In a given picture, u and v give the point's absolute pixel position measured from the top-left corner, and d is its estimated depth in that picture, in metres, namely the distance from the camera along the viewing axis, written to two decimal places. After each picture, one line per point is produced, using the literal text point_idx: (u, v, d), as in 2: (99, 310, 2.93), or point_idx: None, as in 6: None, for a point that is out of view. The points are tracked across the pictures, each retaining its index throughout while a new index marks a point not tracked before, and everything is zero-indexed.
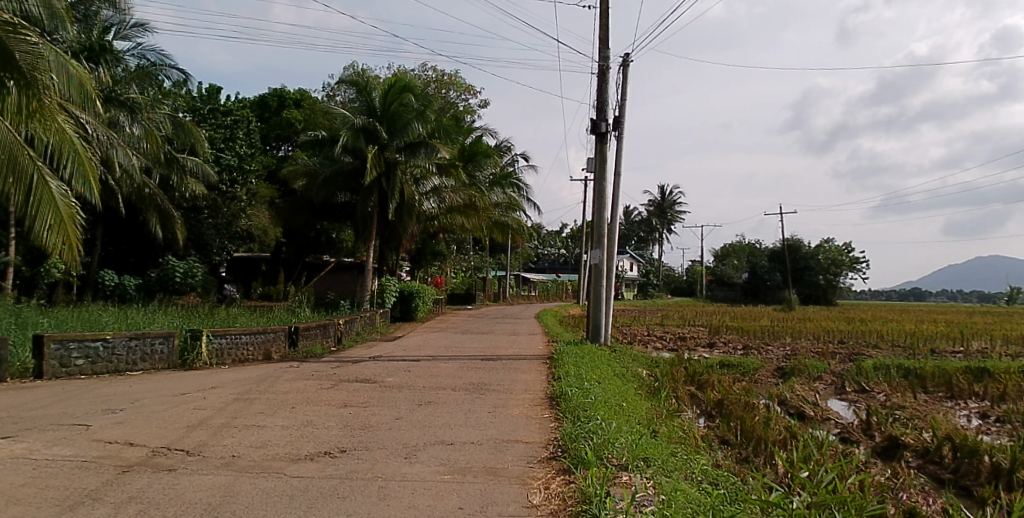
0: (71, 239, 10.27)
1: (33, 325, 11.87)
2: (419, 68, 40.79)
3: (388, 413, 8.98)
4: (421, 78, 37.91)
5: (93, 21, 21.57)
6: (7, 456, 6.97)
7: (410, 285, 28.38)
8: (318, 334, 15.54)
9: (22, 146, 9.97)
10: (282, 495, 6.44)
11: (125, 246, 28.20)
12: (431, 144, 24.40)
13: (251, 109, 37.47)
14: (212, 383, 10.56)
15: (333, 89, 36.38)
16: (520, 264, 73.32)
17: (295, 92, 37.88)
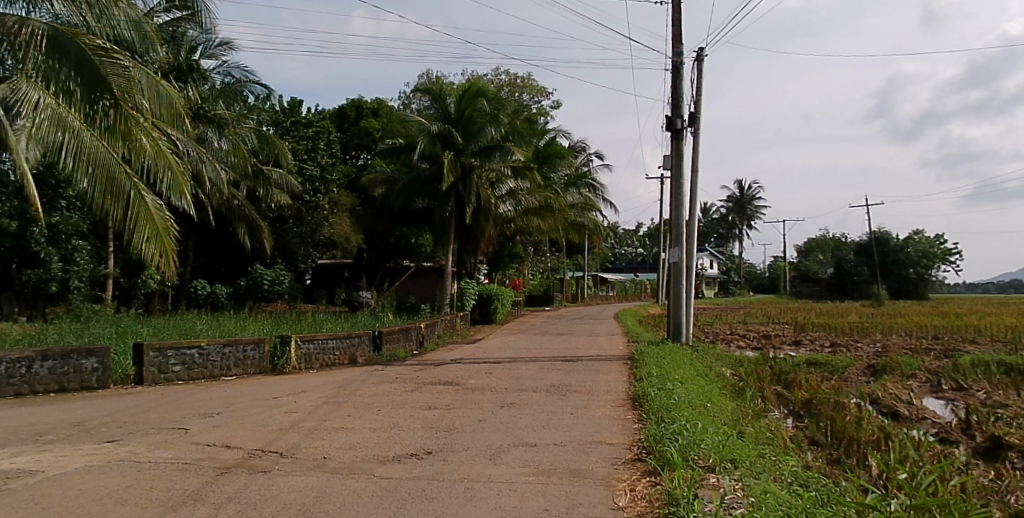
0: (168, 249, 10.77)
1: (134, 334, 12.47)
2: (491, 73, 41.25)
3: (472, 415, 9.05)
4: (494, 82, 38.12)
5: (180, 40, 22.46)
6: (113, 459, 7.35)
7: (488, 288, 28.61)
8: (401, 337, 15.84)
9: (120, 165, 10.51)
10: (372, 496, 6.57)
11: (215, 257, 29.37)
12: (504, 147, 24.60)
13: (330, 120, 38.41)
14: (301, 387, 10.86)
15: (408, 97, 37.07)
16: (598, 264, 72.97)
17: (372, 102, 38.71)
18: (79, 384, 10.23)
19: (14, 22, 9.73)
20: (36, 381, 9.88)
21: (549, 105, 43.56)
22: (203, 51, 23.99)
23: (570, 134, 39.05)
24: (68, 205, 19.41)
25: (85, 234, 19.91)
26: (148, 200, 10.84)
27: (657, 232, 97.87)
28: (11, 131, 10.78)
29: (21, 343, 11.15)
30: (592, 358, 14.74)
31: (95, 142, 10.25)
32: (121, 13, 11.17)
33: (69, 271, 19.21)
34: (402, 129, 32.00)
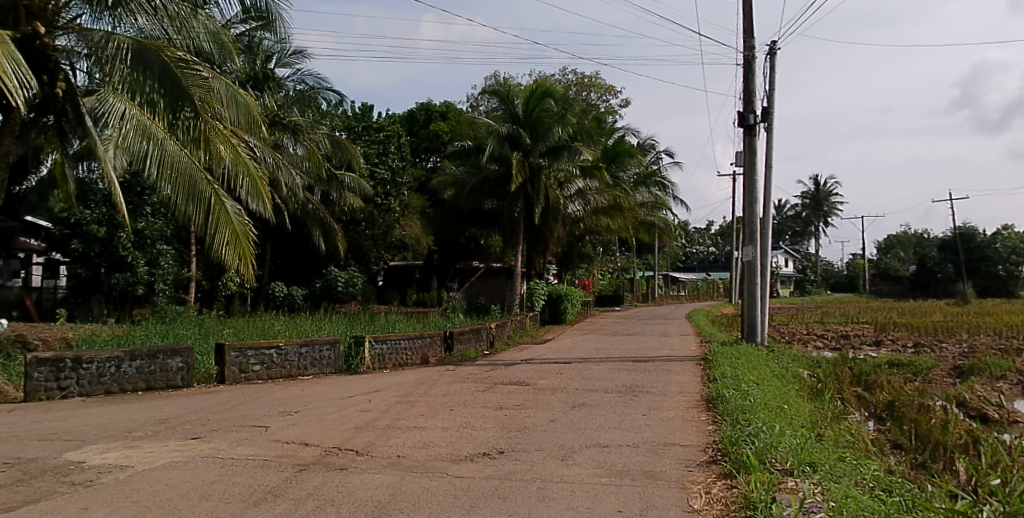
0: (246, 253, 11.09)
1: (216, 335, 12.97)
2: (559, 73, 41.28)
3: (543, 416, 9.04)
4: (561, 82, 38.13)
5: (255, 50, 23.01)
6: (198, 456, 7.63)
7: (558, 288, 28.58)
8: (471, 338, 15.97)
9: (201, 172, 10.92)
10: (446, 494, 6.64)
11: (291, 259, 30.16)
12: (573, 147, 24.53)
13: (400, 124, 39.07)
14: (375, 386, 11.06)
15: (477, 99, 37.43)
16: (669, 264, 72.11)
17: (441, 105, 39.19)
18: (165, 383, 10.64)
19: (102, 37, 10.26)
20: (125, 380, 10.32)
21: (617, 104, 43.34)
22: (279, 59, 24.58)
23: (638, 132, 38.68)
24: (152, 211, 20.21)
25: (168, 238, 20.70)
26: (228, 205, 11.19)
27: (728, 231, 96.13)
28: (101, 143, 11.32)
29: (111, 344, 11.64)
30: (664, 358, 14.56)
31: (177, 150, 10.74)
32: (200, 25, 11.60)
33: (155, 274, 20.07)
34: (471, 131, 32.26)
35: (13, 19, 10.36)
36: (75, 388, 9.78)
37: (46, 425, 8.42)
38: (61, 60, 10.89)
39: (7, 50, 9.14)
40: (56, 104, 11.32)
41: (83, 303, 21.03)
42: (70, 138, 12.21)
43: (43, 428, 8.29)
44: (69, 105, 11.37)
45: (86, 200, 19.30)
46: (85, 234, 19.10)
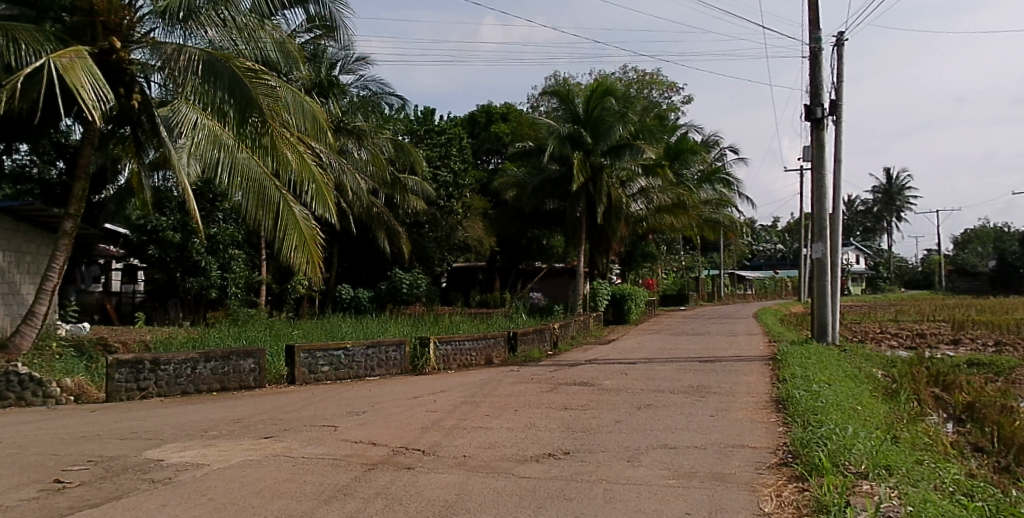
0: (313, 257, 11.29)
1: (286, 335, 13.36)
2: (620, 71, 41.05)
3: (609, 416, 8.98)
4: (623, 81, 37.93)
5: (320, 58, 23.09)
6: (271, 455, 7.84)
7: (622, 288, 28.40)
8: (535, 338, 16.01)
9: (270, 179, 11.22)
10: (512, 495, 6.67)
11: (358, 262, 30.68)
12: (635, 146, 24.29)
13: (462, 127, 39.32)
14: (440, 386, 11.16)
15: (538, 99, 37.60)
16: (735, 261, 70.91)
17: (501, 106, 39.46)
18: (238, 383, 10.96)
19: (174, 49, 10.71)
20: (200, 381, 10.66)
21: (679, 101, 42.92)
22: (342, 66, 24.82)
23: (702, 129, 38.07)
24: (224, 217, 20.86)
25: (240, 243, 21.24)
26: (295, 210, 11.44)
27: (795, 227, 93.92)
28: (175, 152, 11.72)
29: (188, 346, 12.07)
30: (731, 358, 14.31)
31: (247, 158, 11.07)
32: (267, 35, 11.92)
33: (227, 278, 20.60)
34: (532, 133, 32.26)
35: (92, 35, 10.92)
36: (154, 389, 10.15)
37: (127, 424, 8.76)
38: (136, 73, 11.37)
39: (86, 65, 9.58)
40: (132, 115, 11.76)
41: (160, 307, 22.12)
42: (144, 148, 12.66)
43: (125, 427, 8.63)
44: (145, 115, 11.84)
45: (161, 207, 20.06)
46: (161, 240, 19.94)
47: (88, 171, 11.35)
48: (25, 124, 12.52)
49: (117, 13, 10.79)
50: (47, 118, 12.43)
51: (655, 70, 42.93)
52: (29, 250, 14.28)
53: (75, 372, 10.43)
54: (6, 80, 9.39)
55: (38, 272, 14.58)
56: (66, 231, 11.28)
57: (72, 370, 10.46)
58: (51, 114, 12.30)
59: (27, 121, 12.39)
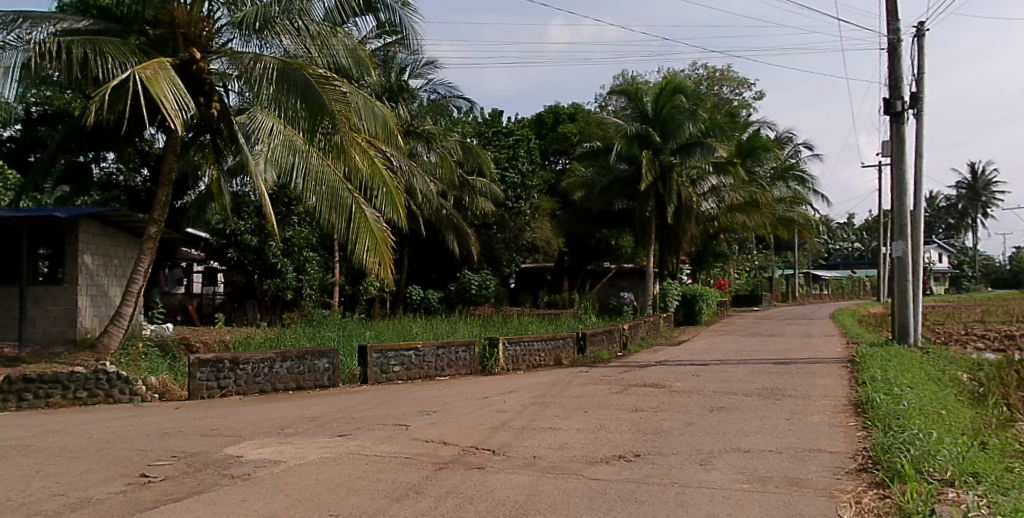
0: (385, 259, 11.45)
1: (358, 335, 13.62)
2: (689, 69, 40.56)
3: (680, 419, 8.84)
4: (693, 78, 37.45)
5: (390, 63, 23.42)
6: (345, 453, 8.00)
7: (692, 288, 27.99)
8: (604, 339, 15.91)
9: (343, 183, 11.46)
10: (583, 496, 6.66)
11: (427, 263, 30.83)
12: (706, 144, 23.90)
13: (529, 128, 39.45)
14: (509, 387, 11.19)
15: (606, 99, 37.62)
16: (811, 261, 68.95)
17: (569, 107, 39.60)
18: (313, 382, 11.22)
19: (251, 59, 11.11)
20: (277, 380, 10.95)
21: (751, 97, 42.20)
22: (412, 71, 25.17)
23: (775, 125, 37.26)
24: (299, 221, 21.43)
25: (314, 246, 21.87)
26: (367, 213, 11.65)
27: (873, 225, 90.89)
28: (251, 157, 12.13)
29: (264, 346, 12.44)
30: (807, 360, 13.94)
31: (320, 163, 11.31)
32: (339, 42, 12.13)
33: (302, 280, 21.09)
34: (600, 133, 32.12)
35: (174, 46, 11.42)
36: (233, 387, 10.49)
37: (208, 421, 9.07)
38: (214, 83, 11.77)
39: (168, 76, 9.96)
40: (212, 124, 12.21)
41: (239, 308, 22.62)
42: (223, 154, 13.09)
43: (206, 424, 8.94)
44: (224, 124, 12.23)
45: (239, 212, 20.67)
46: (239, 244, 20.58)
47: (171, 178, 11.82)
48: (112, 134, 13.09)
49: (196, 25, 11.24)
50: (133, 128, 12.98)
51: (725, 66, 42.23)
52: (117, 255, 14.91)
53: (160, 370, 10.83)
54: (95, 93, 9.88)
55: (124, 274, 15.24)
56: (150, 235, 11.80)
57: (157, 368, 10.88)
58: (136, 124, 12.84)
59: (115, 131, 12.96)
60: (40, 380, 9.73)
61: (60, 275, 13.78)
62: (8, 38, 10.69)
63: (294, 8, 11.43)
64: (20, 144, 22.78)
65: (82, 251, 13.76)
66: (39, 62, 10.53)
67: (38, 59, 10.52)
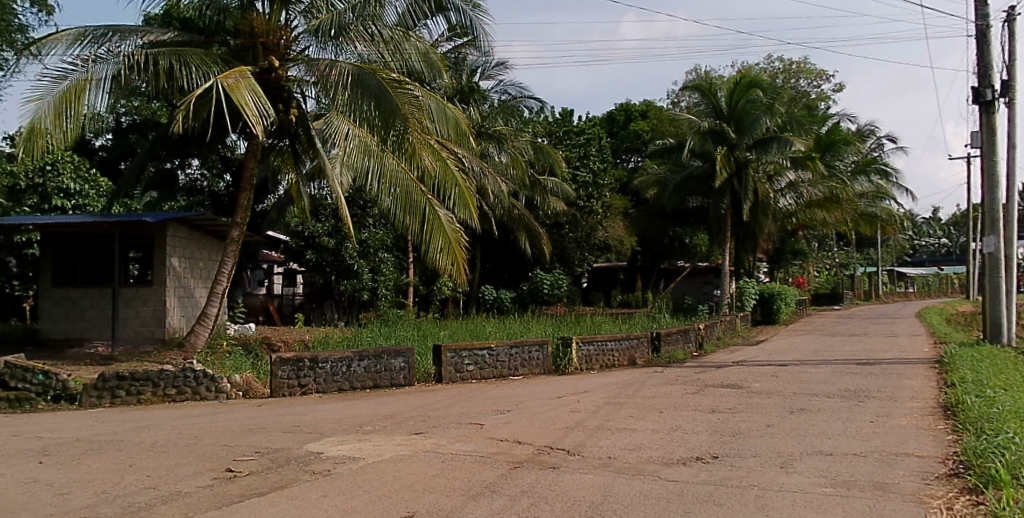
0: (459, 261, 11.48)
1: (433, 335, 13.81)
2: (764, 62, 39.75)
3: (759, 420, 8.66)
4: (768, 72, 36.66)
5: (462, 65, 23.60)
6: (421, 450, 8.12)
7: (770, 287, 27.41)
8: (680, 339, 15.75)
9: (416, 184, 11.71)
10: (660, 497, 6.60)
11: (499, 263, 31.01)
12: (783, 138, 23.55)
13: (601, 126, 39.57)
14: (583, 387, 11.15)
15: (677, 95, 37.35)
16: (895, 258, 66.41)
17: (641, 104, 39.30)
18: (389, 381, 11.42)
19: (327, 65, 11.47)
20: (355, 378, 11.19)
21: (830, 89, 41.07)
22: (482, 72, 25.33)
23: (855, 117, 36.07)
24: (374, 222, 21.79)
25: (389, 247, 22.24)
26: (441, 213, 11.80)
27: (960, 219, 86.88)
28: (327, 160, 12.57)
29: (343, 346, 12.69)
30: (893, 361, 13.46)
31: (394, 166, 11.63)
32: (412, 45, 12.20)
33: (378, 281, 21.51)
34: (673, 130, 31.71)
35: (253, 55, 11.92)
36: (313, 385, 10.76)
37: (290, 418, 9.33)
38: (293, 89, 12.26)
39: (249, 84, 10.29)
40: (290, 129, 12.61)
41: (318, 308, 23.23)
42: (302, 158, 13.47)
43: (289, 421, 9.22)
44: (302, 129, 12.67)
45: (317, 215, 21.25)
46: (318, 246, 21.13)
47: (252, 183, 12.22)
48: (197, 142, 13.56)
49: (275, 33, 11.85)
50: (218, 136, 13.44)
51: (802, 58, 41.15)
52: (202, 257, 15.54)
53: (243, 368, 11.19)
54: (181, 102, 10.27)
55: (209, 276, 15.83)
56: (233, 238, 12.21)
57: (241, 366, 11.23)
58: (220, 132, 13.32)
59: (201, 139, 13.40)
60: (132, 378, 10.20)
61: (150, 277, 14.40)
62: (99, 52, 11.25)
63: (367, 14, 11.70)
64: (111, 153, 23.98)
65: (169, 254, 14.35)
66: (128, 74, 11.13)
67: (127, 72, 11.12)
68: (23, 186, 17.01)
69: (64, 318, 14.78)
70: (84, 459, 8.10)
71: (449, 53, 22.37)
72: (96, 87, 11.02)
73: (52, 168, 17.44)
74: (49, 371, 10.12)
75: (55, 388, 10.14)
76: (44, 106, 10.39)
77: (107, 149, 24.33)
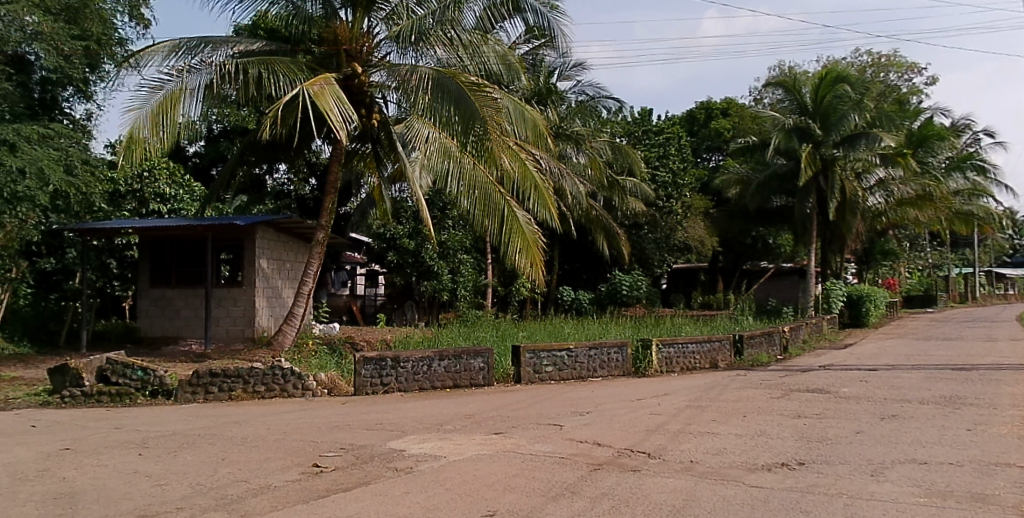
0: (536, 261, 11.62)
1: (513, 335, 13.92)
2: (852, 56, 38.59)
3: (848, 427, 8.41)
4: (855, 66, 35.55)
5: (539, 66, 23.73)
6: (501, 450, 8.19)
7: (859, 288, 26.43)
8: (763, 342, 15.48)
9: (495, 186, 11.82)
10: (744, 504, 6.49)
11: (577, 264, 30.97)
12: (872, 134, 22.79)
13: (681, 125, 39.38)
14: (663, 389, 11.06)
15: (760, 92, 36.78)
16: (992, 258, 63.20)
17: (722, 102, 39.00)
18: (469, 381, 11.57)
19: (408, 70, 11.64)
20: (435, 377, 11.38)
21: (923, 82, 39.57)
22: (560, 73, 25.37)
23: (951, 111, 34.60)
24: (454, 224, 22.07)
25: (468, 248, 22.52)
26: (519, 214, 11.92)
27: None
28: (408, 164, 12.86)
29: (424, 346, 12.92)
30: (993, 367, 12.87)
31: (473, 167, 11.73)
32: (490, 48, 12.41)
33: (457, 281, 21.93)
34: (756, 128, 31.02)
35: (337, 62, 12.36)
36: (395, 384, 11.00)
37: (374, 416, 9.56)
38: (374, 95, 12.61)
39: (333, 91, 10.61)
40: (372, 133, 13.02)
41: (399, 308, 23.58)
42: (383, 162, 13.77)
43: (372, 419, 9.45)
44: (384, 133, 13.11)
45: (398, 216, 21.53)
46: (398, 247, 21.55)
47: (336, 187, 12.58)
48: (285, 147, 14.08)
49: (358, 41, 12.24)
50: (304, 141, 13.84)
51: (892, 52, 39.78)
52: (289, 259, 16.07)
53: (328, 367, 11.53)
54: (270, 108, 10.67)
55: (295, 277, 16.37)
56: (318, 240, 12.58)
57: (326, 365, 11.57)
58: (306, 137, 13.75)
59: (288, 144, 13.84)
60: (224, 375, 10.63)
61: (239, 278, 14.96)
62: (193, 62, 11.77)
63: (447, 19, 11.98)
64: (204, 159, 25.12)
65: (258, 256, 14.89)
66: (220, 82, 11.62)
67: (219, 80, 11.60)
68: (122, 191, 17.95)
69: (159, 317, 15.49)
70: (180, 451, 8.47)
71: (526, 55, 22.49)
72: (191, 96, 11.54)
73: (150, 174, 18.30)
74: (147, 367, 10.63)
75: (152, 384, 10.65)
76: (143, 116, 10.93)
77: (200, 155, 25.41)
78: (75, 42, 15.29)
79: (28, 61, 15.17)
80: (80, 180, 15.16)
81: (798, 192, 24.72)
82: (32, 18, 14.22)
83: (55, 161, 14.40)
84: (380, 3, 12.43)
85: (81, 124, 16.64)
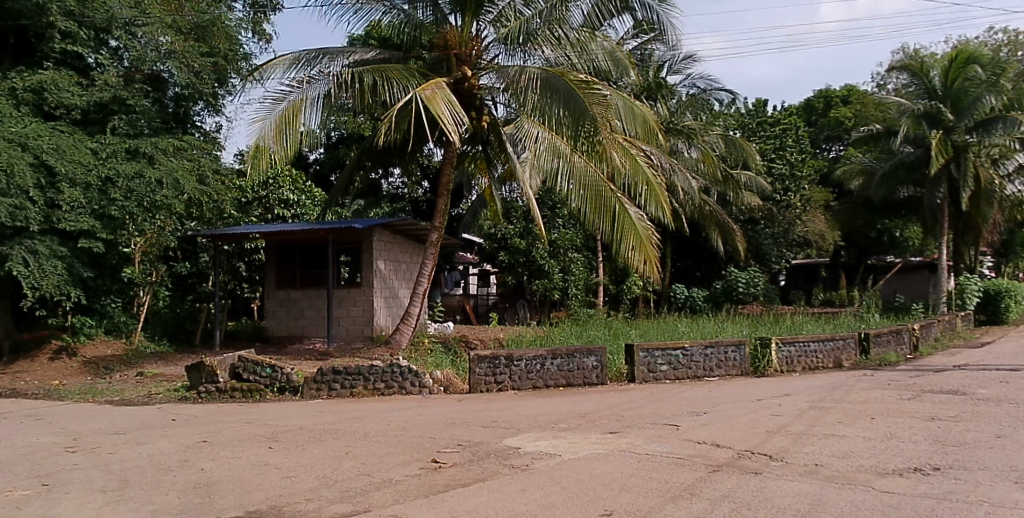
0: (651, 258, 11.58)
1: (626, 335, 13.83)
2: (986, 35, 36.11)
3: (988, 430, 7.91)
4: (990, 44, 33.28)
5: (648, 61, 23.49)
6: (617, 450, 8.17)
7: (997, 283, 24.77)
8: (892, 341, 14.77)
9: (607, 183, 11.82)
10: (874, 509, 6.21)
11: (690, 262, 30.51)
12: (1010, 117, 21.23)
13: (798, 116, 38.10)
14: (784, 389, 10.73)
15: (884, 77, 35.10)
16: None
17: (841, 89, 37.51)
18: (583, 380, 11.59)
19: (516, 72, 11.74)
20: (549, 376, 11.48)
21: None
22: (669, 67, 24.86)
23: None
24: (564, 222, 22.31)
25: (580, 246, 22.73)
26: (632, 212, 11.84)
27: None
28: (519, 165, 13.05)
29: (537, 345, 13.05)
30: None
31: (584, 165, 11.75)
32: (598, 46, 12.45)
33: (568, 280, 22.00)
34: (879, 115, 29.56)
35: (448, 66, 12.70)
36: (509, 383, 11.15)
37: (490, 414, 9.73)
38: (484, 97, 12.90)
39: (444, 94, 10.88)
40: (482, 135, 13.24)
41: (510, 307, 23.72)
42: (494, 163, 13.99)
43: (488, 416, 9.62)
44: (494, 134, 13.36)
45: (509, 216, 21.87)
46: (509, 247, 21.77)
47: (449, 188, 12.85)
48: (400, 152, 14.45)
49: (467, 44, 12.54)
50: (418, 145, 14.19)
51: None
52: (404, 259, 16.58)
53: (444, 365, 11.83)
54: (386, 115, 11.09)
55: (410, 278, 16.86)
56: (432, 241, 12.89)
57: (442, 363, 11.87)
58: (419, 141, 14.11)
59: (403, 148, 14.23)
60: (345, 372, 11.10)
61: (358, 278, 15.53)
62: (313, 73, 12.28)
63: (556, 18, 12.18)
64: (323, 166, 26.26)
65: (374, 257, 15.41)
66: (338, 91, 12.10)
67: (337, 89, 12.11)
68: (249, 198, 18.90)
69: (284, 316, 16.30)
70: (308, 445, 8.90)
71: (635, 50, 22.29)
72: (312, 105, 12.10)
73: (274, 182, 19.21)
74: (275, 365, 11.21)
75: (280, 380, 11.22)
76: (269, 127, 11.56)
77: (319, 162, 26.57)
78: (204, 59, 16.35)
79: (163, 78, 16.26)
80: (211, 188, 16.15)
81: (928, 181, 23.39)
82: (166, 38, 15.54)
83: (188, 171, 15.44)
84: (489, 6, 12.64)
85: (211, 135, 17.66)
